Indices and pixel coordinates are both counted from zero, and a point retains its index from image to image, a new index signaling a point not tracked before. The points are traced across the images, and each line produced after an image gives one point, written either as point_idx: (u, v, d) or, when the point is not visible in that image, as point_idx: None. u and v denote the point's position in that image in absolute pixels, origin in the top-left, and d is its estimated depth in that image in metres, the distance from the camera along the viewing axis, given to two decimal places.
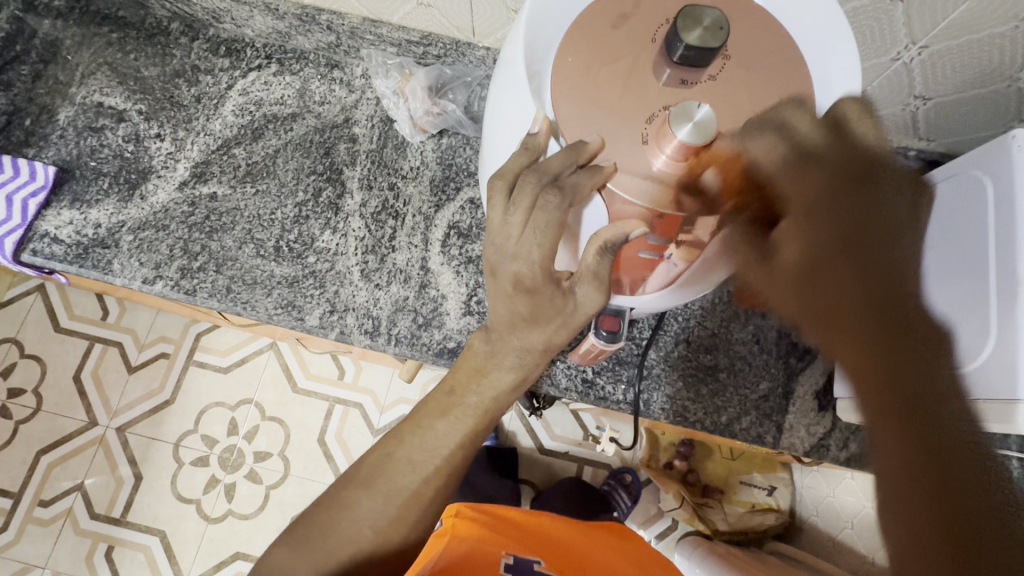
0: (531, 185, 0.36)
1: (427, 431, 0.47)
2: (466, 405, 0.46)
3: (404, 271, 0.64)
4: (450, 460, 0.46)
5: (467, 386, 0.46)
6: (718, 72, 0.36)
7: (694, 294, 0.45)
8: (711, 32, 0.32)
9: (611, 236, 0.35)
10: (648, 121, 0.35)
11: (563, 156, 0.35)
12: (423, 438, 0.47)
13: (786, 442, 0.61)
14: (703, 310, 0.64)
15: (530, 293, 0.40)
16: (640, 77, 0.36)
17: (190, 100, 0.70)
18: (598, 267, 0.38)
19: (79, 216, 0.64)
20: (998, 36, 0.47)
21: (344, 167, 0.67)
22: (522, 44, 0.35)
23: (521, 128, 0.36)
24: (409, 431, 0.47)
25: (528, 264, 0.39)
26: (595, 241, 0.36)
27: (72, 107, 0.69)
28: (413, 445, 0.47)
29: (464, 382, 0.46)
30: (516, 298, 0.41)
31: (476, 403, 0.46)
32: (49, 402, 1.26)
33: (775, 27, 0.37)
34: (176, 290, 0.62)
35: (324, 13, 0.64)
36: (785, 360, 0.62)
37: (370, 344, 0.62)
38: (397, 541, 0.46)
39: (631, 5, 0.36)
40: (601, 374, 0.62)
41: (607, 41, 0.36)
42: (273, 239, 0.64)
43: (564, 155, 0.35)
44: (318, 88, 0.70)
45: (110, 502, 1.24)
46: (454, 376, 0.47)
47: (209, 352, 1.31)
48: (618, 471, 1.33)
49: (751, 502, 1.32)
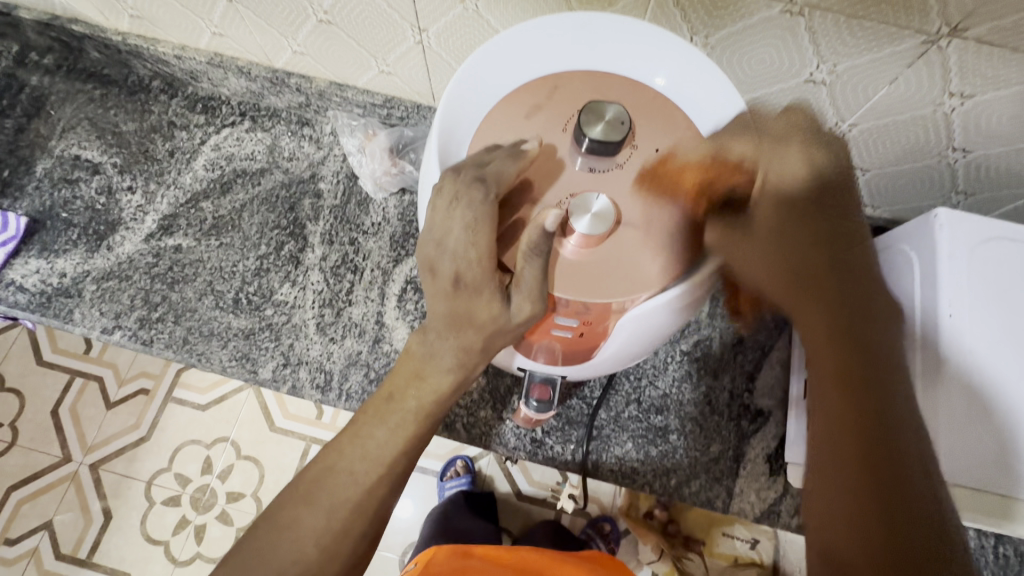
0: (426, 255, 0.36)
1: (339, 475, 0.39)
2: (373, 450, 0.39)
3: (360, 324, 0.65)
4: (349, 525, 0.38)
5: (407, 383, 0.40)
6: (626, 160, 0.38)
7: (636, 356, 0.44)
8: (614, 126, 0.35)
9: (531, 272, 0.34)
10: (554, 210, 0.36)
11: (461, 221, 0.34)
12: (359, 458, 0.39)
13: (736, 507, 0.61)
14: (654, 369, 0.64)
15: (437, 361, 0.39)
16: (553, 165, 0.37)
17: (164, 154, 0.72)
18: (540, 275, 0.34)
19: (45, 266, 0.66)
20: (921, 118, 0.49)
21: (307, 222, 0.69)
22: (437, 148, 0.37)
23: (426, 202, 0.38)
24: (348, 440, 0.40)
25: (430, 329, 0.38)
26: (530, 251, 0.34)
27: (51, 159, 0.71)
28: (367, 473, 0.39)
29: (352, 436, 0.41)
30: (517, 305, 0.35)
31: (418, 409, 0.39)
32: (25, 436, 1.20)
33: (674, 113, 0.39)
34: (133, 340, 0.63)
35: (294, 76, 0.68)
36: (736, 423, 0.63)
37: (321, 398, 0.62)
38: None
39: (544, 96, 0.38)
40: (550, 434, 0.62)
41: (519, 129, 0.38)
42: (233, 291, 0.66)
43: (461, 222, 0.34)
44: (288, 145, 0.73)
45: (76, 542, 1.16)
46: (327, 452, 0.41)
47: (189, 389, 1.24)
48: (597, 520, 1.22)
49: (732, 555, 1.22)
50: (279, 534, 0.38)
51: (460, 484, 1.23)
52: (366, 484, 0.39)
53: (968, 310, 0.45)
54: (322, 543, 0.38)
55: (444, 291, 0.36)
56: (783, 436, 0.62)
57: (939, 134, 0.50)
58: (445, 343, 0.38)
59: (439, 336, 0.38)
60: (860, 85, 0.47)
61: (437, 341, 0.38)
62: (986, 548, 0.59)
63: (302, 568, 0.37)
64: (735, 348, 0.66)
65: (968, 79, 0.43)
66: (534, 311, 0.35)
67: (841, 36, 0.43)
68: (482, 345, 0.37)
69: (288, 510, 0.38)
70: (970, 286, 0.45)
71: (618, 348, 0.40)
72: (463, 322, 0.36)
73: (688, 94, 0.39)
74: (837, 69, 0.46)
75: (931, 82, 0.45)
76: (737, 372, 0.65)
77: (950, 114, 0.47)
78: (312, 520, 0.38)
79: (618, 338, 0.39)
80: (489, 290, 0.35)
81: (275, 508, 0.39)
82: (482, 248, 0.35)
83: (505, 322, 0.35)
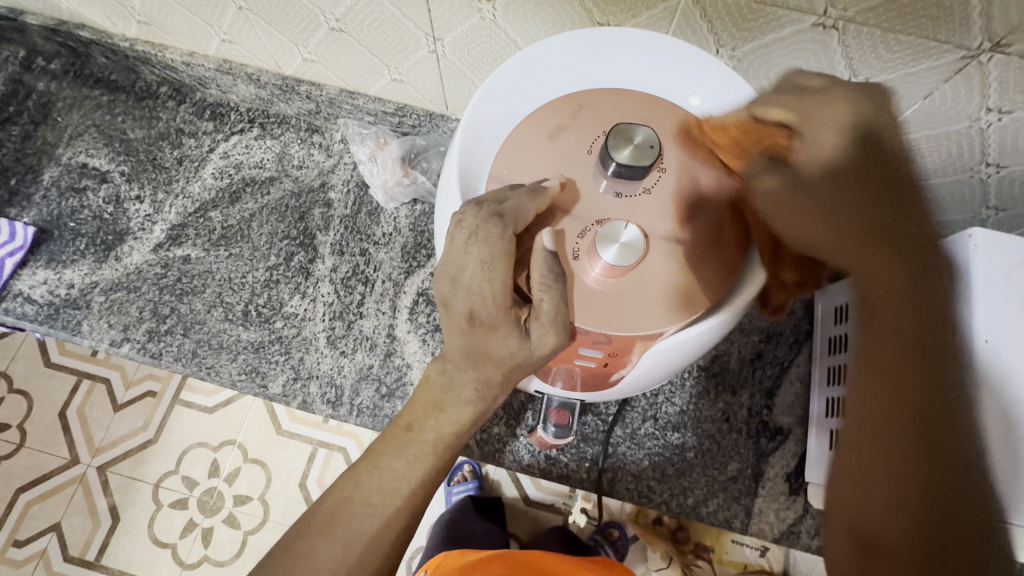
0: (444, 285, 0.34)
1: (357, 504, 0.39)
2: (390, 481, 0.39)
3: (371, 338, 0.63)
4: (368, 557, 0.38)
5: (426, 413, 0.38)
6: (653, 184, 0.36)
7: (660, 380, 0.42)
8: (643, 149, 0.33)
9: (554, 304, 0.32)
10: (580, 236, 0.35)
11: (480, 251, 0.32)
12: (379, 487, 0.39)
13: (754, 527, 0.60)
14: (671, 386, 0.63)
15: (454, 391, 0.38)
16: (577, 189, 0.36)
17: (172, 162, 0.71)
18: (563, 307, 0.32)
19: (53, 276, 0.65)
20: (955, 133, 0.47)
21: (317, 232, 0.68)
22: (458, 175, 0.35)
23: (443, 226, 0.37)
24: (366, 470, 0.39)
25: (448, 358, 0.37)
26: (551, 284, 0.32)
27: (58, 167, 0.70)
28: (385, 504, 0.38)
29: (368, 465, 0.40)
30: (538, 338, 0.33)
31: (437, 439, 0.38)
32: (33, 438, 1.20)
33: (703, 133, 0.37)
34: (142, 354, 0.62)
35: (304, 84, 0.67)
36: (755, 441, 0.61)
37: (331, 414, 0.61)
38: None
39: (569, 115, 0.36)
40: (564, 452, 0.60)
41: (542, 151, 0.36)
42: (242, 303, 0.65)
43: (480, 252, 0.32)
44: (297, 153, 0.72)
45: (85, 544, 1.16)
46: (343, 481, 0.40)
47: (196, 392, 1.24)
48: (606, 525, 1.19)
49: (743, 562, 1.21)
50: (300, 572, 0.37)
51: (468, 489, 1.22)
52: (384, 515, 0.38)
53: (1002, 332, 0.43)
54: None
55: (459, 327, 0.34)
56: (803, 454, 0.61)
57: (972, 149, 0.48)
58: (463, 374, 0.36)
59: (458, 368, 0.36)
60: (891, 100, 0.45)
61: (455, 371, 0.37)
62: None
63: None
64: (754, 363, 0.64)
65: (1008, 95, 0.42)
66: (558, 342, 0.33)
67: (876, 49, 0.41)
68: (502, 378, 0.35)
69: (305, 540, 0.38)
70: (1007, 309, 0.43)
71: (642, 374, 0.39)
72: (482, 355, 0.34)
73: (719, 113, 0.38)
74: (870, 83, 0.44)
75: (970, 96, 0.43)
76: (756, 388, 0.63)
77: (985, 130, 0.45)
78: (327, 553, 0.37)
79: (642, 371, 0.38)
80: (505, 325, 0.33)
81: (289, 539, 0.39)
82: (498, 284, 0.33)
83: (525, 357, 0.33)
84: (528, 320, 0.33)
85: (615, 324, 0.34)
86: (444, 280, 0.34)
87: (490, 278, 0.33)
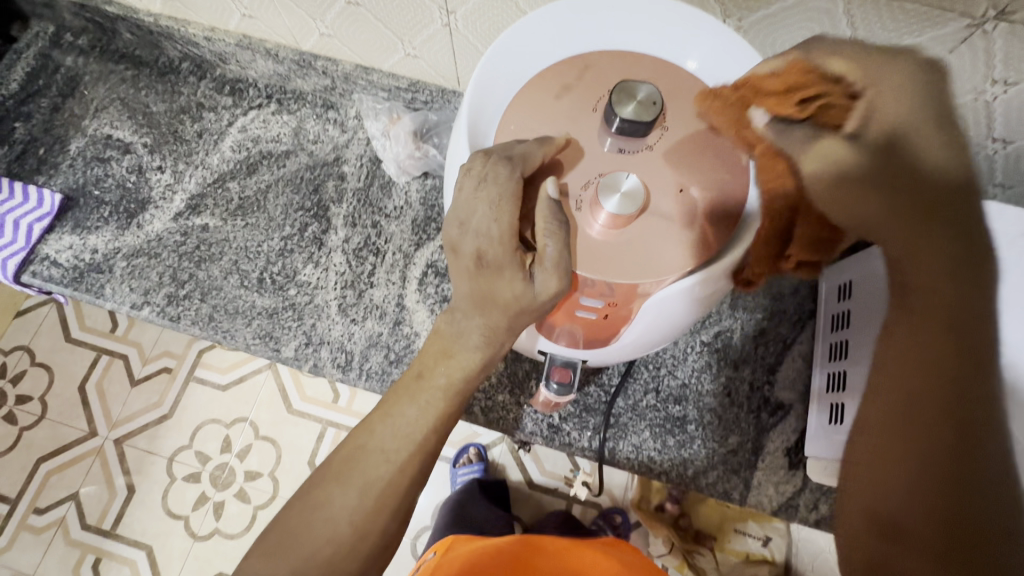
0: (453, 232, 0.36)
1: (369, 450, 0.40)
2: (403, 429, 0.40)
3: (381, 307, 0.65)
4: (380, 499, 0.40)
5: (435, 360, 0.40)
6: (655, 142, 0.37)
7: (662, 341, 0.44)
8: (645, 106, 0.34)
9: (558, 251, 0.34)
10: (583, 189, 0.36)
11: (488, 196, 0.34)
12: (391, 435, 0.40)
13: (753, 499, 0.60)
14: (673, 359, 0.64)
15: (461, 341, 0.39)
16: (582, 145, 0.37)
17: (192, 135, 0.73)
18: (564, 253, 0.34)
19: (78, 242, 0.67)
20: (960, 106, 0.47)
21: (330, 204, 0.70)
22: (466, 130, 0.37)
23: (450, 177, 0.39)
24: (379, 419, 0.41)
25: (457, 308, 0.39)
26: (553, 231, 0.34)
27: (84, 138, 0.73)
28: (397, 451, 0.40)
29: (380, 415, 0.41)
30: (540, 283, 0.34)
31: (446, 387, 0.40)
32: (54, 410, 1.24)
33: (706, 95, 0.38)
34: (161, 317, 0.65)
35: (321, 59, 0.68)
36: (755, 416, 0.62)
37: (342, 378, 0.63)
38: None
39: (575, 76, 0.38)
40: (567, 421, 0.62)
41: (549, 109, 0.37)
42: (257, 271, 0.67)
43: (488, 198, 0.34)
44: (313, 128, 0.74)
45: (102, 514, 1.20)
46: (358, 428, 0.42)
47: (210, 369, 1.27)
48: (608, 511, 1.22)
49: (744, 552, 1.20)
50: (319, 510, 0.40)
51: (474, 471, 1.22)
52: (396, 460, 0.40)
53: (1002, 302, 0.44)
54: (355, 520, 0.39)
55: (466, 270, 0.36)
56: (803, 429, 0.62)
57: (978, 123, 0.48)
58: (471, 322, 0.38)
59: (465, 315, 0.38)
60: None
61: (463, 319, 0.38)
62: None
63: (334, 546, 0.39)
64: (757, 339, 0.65)
65: (1013, 66, 0.42)
66: (560, 287, 0.34)
67: (881, 18, 0.41)
68: (508, 325, 0.37)
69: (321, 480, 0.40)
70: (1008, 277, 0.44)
71: (643, 330, 0.40)
72: (488, 301, 0.36)
73: (720, 74, 0.39)
74: None
75: (974, 68, 0.43)
76: (758, 364, 0.64)
77: (991, 103, 0.46)
78: (342, 491, 0.39)
79: (639, 326, 0.39)
80: (511, 268, 0.35)
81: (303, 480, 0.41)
82: (504, 227, 0.34)
83: (529, 301, 0.35)
84: (532, 265, 0.35)
85: (616, 273, 0.36)
86: (454, 228, 0.36)
87: (495, 225, 0.34)
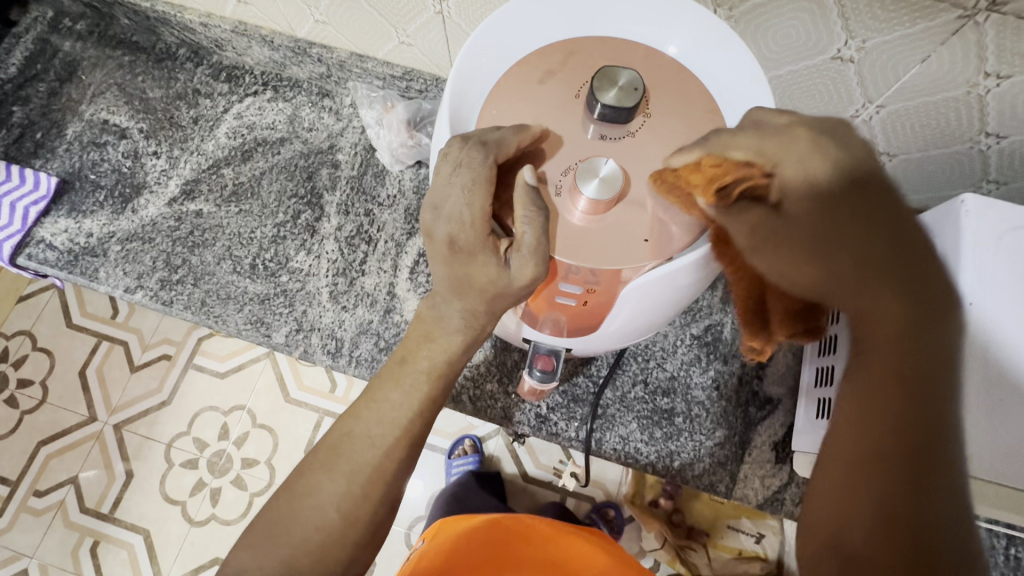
0: (433, 216, 0.36)
1: (353, 434, 0.41)
2: (386, 414, 0.41)
3: (372, 294, 0.65)
4: (365, 484, 0.40)
5: (418, 345, 0.40)
6: (637, 129, 0.37)
7: (647, 330, 0.44)
8: (626, 92, 0.34)
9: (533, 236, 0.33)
10: (563, 174, 0.36)
11: (465, 179, 0.34)
12: (375, 419, 0.41)
13: (739, 493, 0.60)
14: (663, 351, 0.64)
15: (442, 326, 0.39)
16: (564, 131, 0.37)
17: (188, 121, 0.74)
18: (540, 238, 0.34)
19: (74, 225, 0.68)
20: (951, 100, 0.47)
21: (324, 192, 0.70)
22: (449, 115, 0.37)
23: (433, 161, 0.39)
24: (364, 404, 0.41)
25: (437, 292, 0.39)
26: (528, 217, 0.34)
27: (81, 123, 0.73)
28: (382, 435, 0.40)
29: (364, 400, 0.42)
30: (515, 269, 0.34)
31: (428, 371, 0.40)
32: (55, 394, 1.25)
33: (690, 83, 0.38)
34: (154, 301, 0.65)
35: (316, 46, 0.68)
36: (743, 410, 0.62)
37: (332, 364, 0.63)
38: (340, 565, 0.40)
39: (559, 62, 0.38)
40: (554, 411, 0.62)
41: (533, 94, 0.37)
42: (250, 257, 0.67)
43: (465, 181, 0.34)
44: (308, 115, 0.74)
45: (101, 497, 1.21)
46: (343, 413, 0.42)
47: (208, 356, 1.27)
48: (602, 505, 1.22)
49: (737, 548, 1.20)
50: (304, 493, 0.40)
51: (468, 464, 1.22)
52: (379, 445, 0.40)
53: (988, 300, 0.44)
54: (343, 506, 0.40)
55: (443, 253, 0.36)
56: (791, 424, 0.62)
57: (971, 117, 0.48)
58: (451, 307, 0.38)
59: (445, 300, 0.38)
60: (889, 64, 0.45)
61: (443, 304, 0.39)
62: (1011, 557, 0.57)
63: (317, 527, 0.39)
64: None
65: (1006, 58, 0.41)
66: (536, 273, 0.34)
67: (871, 8, 0.41)
68: (486, 309, 0.37)
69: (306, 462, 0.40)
70: (996, 272, 0.44)
71: (627, 320, 0.40)
72: (465, 286, 0.36)
73: (705, 63, 0.39)
74: (867, 45, 0.44)
75: (966, 61, 0.43)
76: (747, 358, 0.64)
77: (985, 96, 0.45)
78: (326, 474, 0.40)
79: (619, 315, 0.39)
80: (485, 253, 0.35)
81: None
82: (477, 211, 0.35)
83: (504, 286, 0.35)
84: (508, 251, 0.35)
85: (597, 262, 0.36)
86: (433, 212, 0.36)
87: (472, 208, 0.34)
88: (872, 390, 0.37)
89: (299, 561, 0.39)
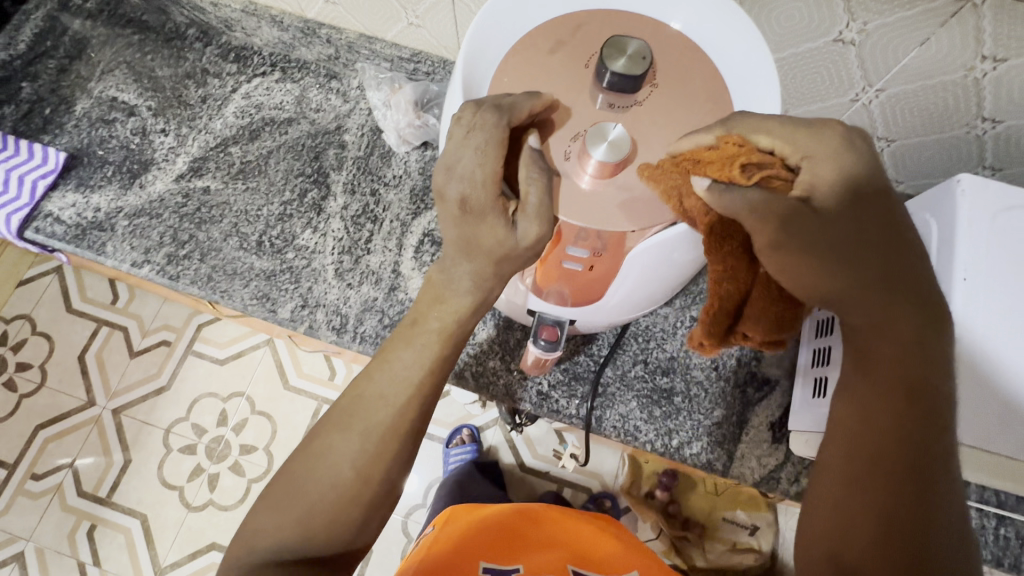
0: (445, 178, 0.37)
1: (365, 397, 0.42)
2: (395, 378, 0.41)
3: (377, 273, 0.66)
4: (378, 445, 0.41)
5: (428, 307, 0.41)
6: (644, 98, 0.38)
7: (649, 300, 0.45)
8: (635, 60, 0.35)
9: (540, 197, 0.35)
10: (572, 141, 0.37)
11: (476, 139, 0.34)
12: (386, 381, 0.41)
13: (736, 471, 0.61)
14: (663, 333, 0.65)
15: (451, 289, 0.40)
16: (573, 99, 0.38)
17: (196, 100, 0.74)
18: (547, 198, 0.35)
19: (82, 200, 0.68)
20: (948, 84, 0.48)
21: (330, 171, 0.71)
22: (462, 80, 0.38)
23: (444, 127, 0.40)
24: (376, 366, 0.42)
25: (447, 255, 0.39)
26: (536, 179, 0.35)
27: (89, 100, 0.74)
28: (394, 397, 0.41)
29: (375, 364, 0.43)
30: (523, 230, 0.35)
31: (437, 334, 0.41)
32: (54, 378, 1.25)
33: (696, 57, 0.39)
34: (160, 276, 0.66)
35: (325, 27, 0.69)
36: (741, 391, 0.63)
37: (336, 340, 0.64)
38: (351, 526, 0.41)
39: (569, 32, 0.39)
40: (556, 388, 0.63)
41: (543, 63, 0.38)
42: (256, 234, 0.68)
43: (477, 141, 0.35)
44: (315, 96, 0.75)
45: (98, 481, 1.21)
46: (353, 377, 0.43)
47: (209, 343, 1.28)
48: (598, 495, 1.23)
49: (731, 540, 1.21)
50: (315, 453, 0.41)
51: (466, 453, 1.22)
52: (388, 408, 0.41)
53: (982, 278, 0.45)
54: (358, 465, 0.40)
55: (453, 215, 0.37)
56: (787, 405, 0.63)
57: (969, 101, 0.49)
58: (460, 270, 0.39)
59: (454, 262, 0.39)
60: (890, 47, 0.47)
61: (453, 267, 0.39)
62: (1001, 537, 0.58)
63: (326, 487, 0.40)
64: None
65: (1002, 42, 0.43)
66: (541, 233, 0.35)
67: None
68: (494, 271, 0.38)
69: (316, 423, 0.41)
70: (989, 250, 0.46)
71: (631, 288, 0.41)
72: (474, 247, 0.37)
73: (708, 38, 0.40)
74: (868, 27, 0.46)
75: (964, 44, 0.44)
76: None
77: (981, 80, 0.46)
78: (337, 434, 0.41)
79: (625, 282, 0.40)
80: (494, 214, 0.36)
81: None
82: (488, 171, 0.35)
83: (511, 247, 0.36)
84: (516, 212, 0.36)
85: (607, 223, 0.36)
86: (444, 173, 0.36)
87: (482, 169, 0.35)
88: (871, 407, 0.37)
89: (312, 519, 0.40)
